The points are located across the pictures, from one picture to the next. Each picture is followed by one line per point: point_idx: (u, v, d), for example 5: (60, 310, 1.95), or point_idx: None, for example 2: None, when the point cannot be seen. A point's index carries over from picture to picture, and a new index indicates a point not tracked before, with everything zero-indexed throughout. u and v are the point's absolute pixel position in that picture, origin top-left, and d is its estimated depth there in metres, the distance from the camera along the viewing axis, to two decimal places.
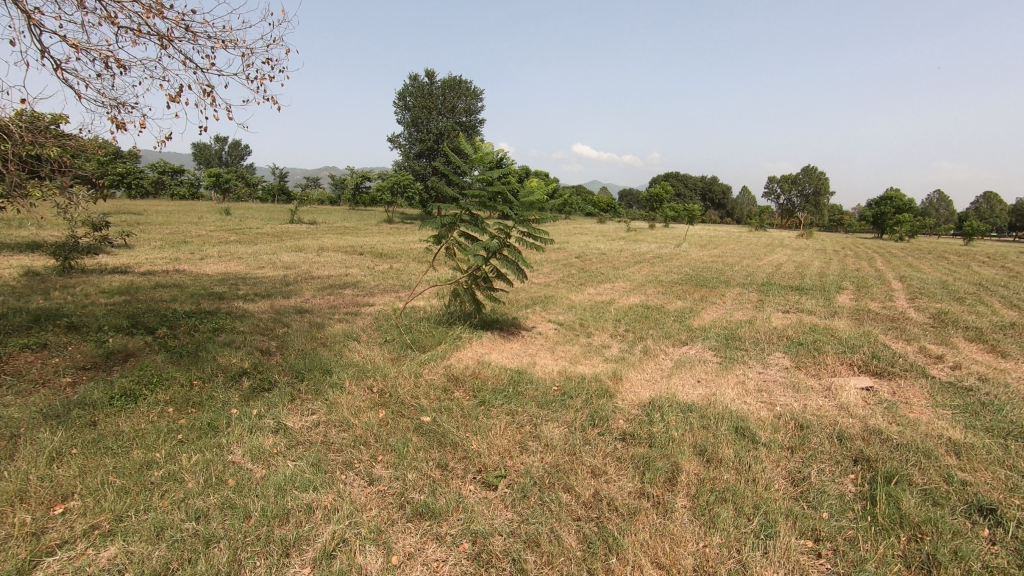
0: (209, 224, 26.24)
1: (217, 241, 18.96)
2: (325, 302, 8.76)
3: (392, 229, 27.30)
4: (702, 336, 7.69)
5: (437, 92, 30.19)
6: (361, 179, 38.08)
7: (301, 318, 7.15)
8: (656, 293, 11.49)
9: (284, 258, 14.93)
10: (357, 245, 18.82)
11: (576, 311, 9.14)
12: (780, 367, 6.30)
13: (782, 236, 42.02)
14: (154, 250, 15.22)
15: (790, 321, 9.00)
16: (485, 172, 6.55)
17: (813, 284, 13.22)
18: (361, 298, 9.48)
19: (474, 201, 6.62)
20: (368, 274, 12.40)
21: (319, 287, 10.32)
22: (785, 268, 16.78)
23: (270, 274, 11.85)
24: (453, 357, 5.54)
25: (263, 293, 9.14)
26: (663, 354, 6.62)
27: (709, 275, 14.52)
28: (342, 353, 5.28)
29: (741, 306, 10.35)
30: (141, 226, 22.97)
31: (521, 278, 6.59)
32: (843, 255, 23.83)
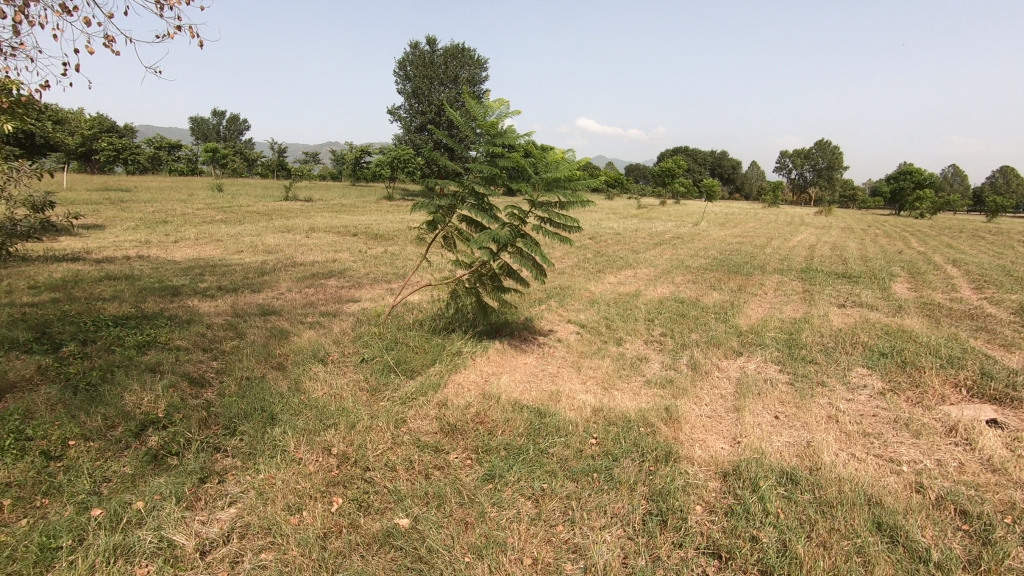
0: (198, 202, 24.78)
1: (201, 220, 17.54)
2: (300, 298, 7.35)
3: (391, 207, 25.77)
4: (755, 342, 6.29)
5: (438, 60, 28.30)
6: (360, 153, 36.39)
7: (263, 323, 5.76)
8: (687, 283, 10.04)
9: (268, 240, 13.49)
10: (350, 225, 17.36)
11: (598, 308, 7.71)
12: (872, 390, 4.90)
13: (798, 213, 40.26)
14: (125, 232, 13.78)
15: (854, 320, 7.56)
16: (493, 139, 5.07)
17: (860, 271, 11.71)
18: (345, 291, 8.06)
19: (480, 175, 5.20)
20: (359, 259, 11.01)
21: (298, 277, 8.91)
22: (819, 250, 15.22)
23: (246, 260, 10.44)
24: (450, 387, 4.16)
25: (229, 285, 7.74)
26: (717, 373, 5.22)
27: (740, 259, 13.05)
28: (299, 384, 3.91)
29: (788, 301, 8.89)
30: (123, 204, 21.55)
31: (541, 278, 5.18)
32: (872, 234, 22.31)
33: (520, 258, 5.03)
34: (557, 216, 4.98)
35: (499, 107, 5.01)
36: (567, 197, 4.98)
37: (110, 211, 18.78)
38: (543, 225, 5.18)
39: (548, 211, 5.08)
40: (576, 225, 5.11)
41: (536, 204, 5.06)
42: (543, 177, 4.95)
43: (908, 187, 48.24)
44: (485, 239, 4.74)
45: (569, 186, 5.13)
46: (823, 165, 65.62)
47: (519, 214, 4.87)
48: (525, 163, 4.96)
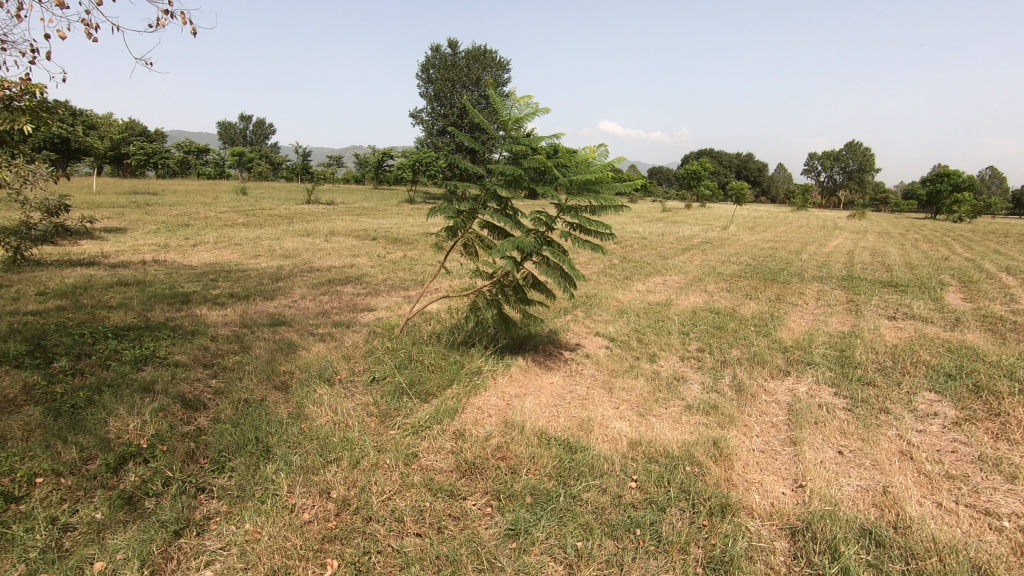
0: (222, 205, 24.96)
1: (222, 224, 17.51)
2: (313, 306, 7.01)
3: (411, 210, 25.61)
4: (803, 359, 5.73)
5: (460, 63, 28.08)
6: (382, 157, 36.41)
7: (272, 334, 5.41)
8: (720, 292, 9.47)
9: (286, 244, 13.30)
10: (371, 229, 17.14)
11: (628, 319, 7.21)
12: (946, 420, 4.32)
13: (830, 217, 38.99)
14: (146, 236, 13.73)
15: (909, 335, 6.92)
16: (518, 138, 4.63)
17: (907, 279, 10.97)
18: (361, 299, 7.71)
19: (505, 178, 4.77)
20: (377, 265, 10.70)
21: (313, 283, 8.59)
22: (858, 257, 14.45)
23: (263, 265, 10.20)
24: (468, 414, 3.73)
25: (242, 292, 7.46)
26: (765, 396, 4.69)
27: (775, 265, 12.41)
28: (301, 409, 3.52)
29: (832, 312, 8.27)
30: (148, 208, 21.78)
31: (569, 291, 4.72)
32: (911, 240, 21.32)
33: (547, 269, 4.60)
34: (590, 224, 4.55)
35: (526, 103, 4.56)
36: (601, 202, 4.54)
37: (134, 215, 18.91)
38: (572, 231, 4.75)
39: (578, 216, 4.65)
40: (609, 233, 4.68)
41: (565, 209, 4.63)
42: (574, 180, 4.53)
43: (945, 190, 46.45)
44: (509, 248, 4.29)
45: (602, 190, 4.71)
46: (855, 167, 63.76)
47: (547, 220, 4.43)
48: (554, 165, 4.53)
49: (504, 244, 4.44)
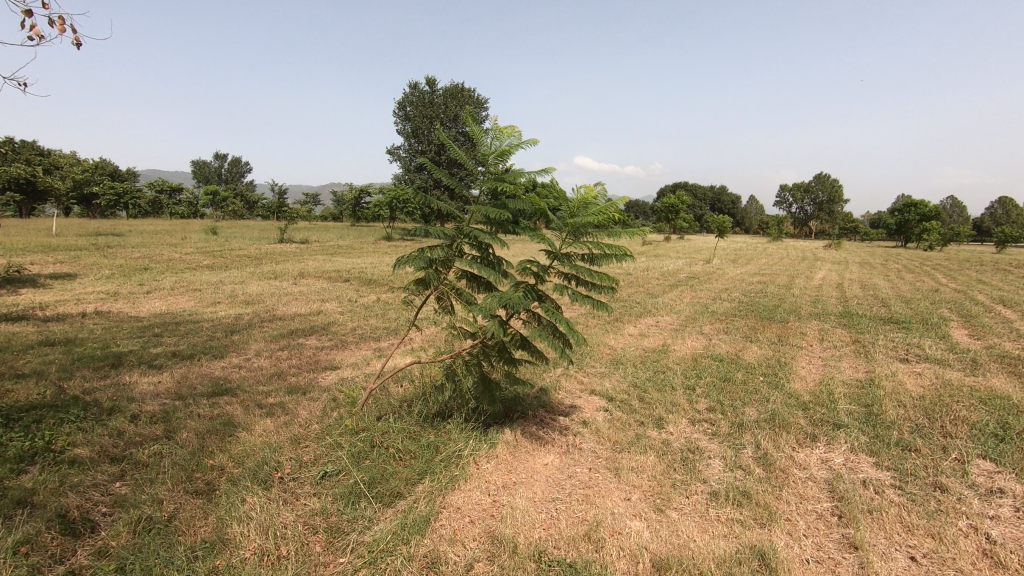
0: (190, 245, 23.89)
1: (184, 267, 16.47)
2: (268, 366, 6.13)
3: (388, 248, 24.85)
4: (828, 418, 5.04)
5: (438, 101, 27.88)
6: (358, 194, 35.79)
7: (209, 409, 4.52)
8: (718, 334, 8.84)
9: (250, 289, 12.35)
10: (343, 269, 16.30)
11: (625, 370, 6.49)
12: (1019, 500, 3.63)
13: (807, 246, 39.31)
14: (95, 282, 12.66)
15: (932, 384, 6.31)
16: (502, 177, 3.96)
17: (906, 315, 10.53)
18: (324, 354, 6.85)
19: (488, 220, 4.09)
20: (348, 311, 9.85)
21: (272, 336, 7.70)
22: (849, 290, 14.08)
23: (220, 315, 9.27)
24: (445, 525, 2.92)
25: (187, 350, 6.54)
26: (798, 473, 3.97)
27: (768, 302, 11.90)
28: (224, 531, 2.67)
29: (841, 356, 7.66)
30: (107, 251, 20.58)
31: (566, 356, 4.02)
32: (893, 270, 21.26)
33: (540, 328, 3.91)
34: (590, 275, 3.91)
35: (510, 134, 3.89)
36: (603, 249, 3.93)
37: (90, 259, 17.73)
38: (567, 283, 4.10)
39: (575, 265, 4.02)
40: (613, 285, 4.06)
41: (559, 258, 3.98)
42: (571, 224, 3.91)
43: (913, 219, 47.52)
44: (497, 307, 3.57)
45: (600, 233, 4.11)
46: (825, 199, 65.28)
47: (540, 272, 3.76)
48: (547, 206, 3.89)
49: (489, 300, 3.73)
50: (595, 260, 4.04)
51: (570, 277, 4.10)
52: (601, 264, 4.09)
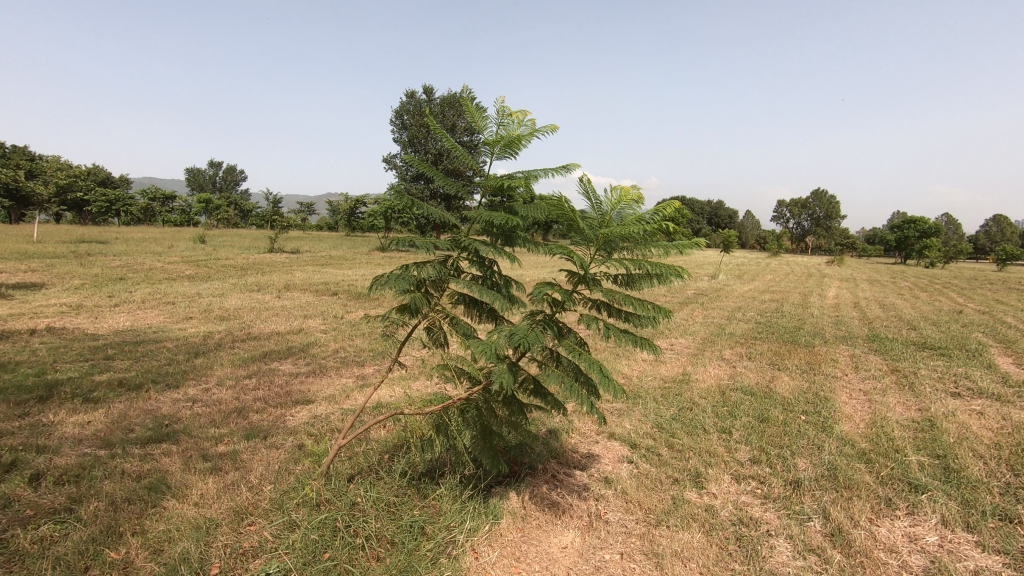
0: (174, 255, 22.93)
1: (163, 277, 15.52)
2: (229, 399, 5.22)
3: (382, 259, 23.97)
4: (900, 476, 4.15)
5: (436, 109, 27.23)
6: (353, 204, 34.98)
7: (140, 462, 3.61)
8: (741, 360, 7.98)
9: (228, 302, 11.42)
10: (332, 282, 15.41)
11: (645, 406, 5.62)
12: None
13: (809, 262, 38.67)
14: (62, 293, 11.71)
15: (1002, 426, 5.44)
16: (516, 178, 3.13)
17: (939, 338, 9.72)
18: (298, 383, 5.94)
19: (490, 227, 3.25)
20: (332, 329, 8.95)
21: (241, 359, 6.77)
22: (868, 310, 13.29)
23: (189, 332, 8.34)
24: None
25: (136, 377, 5.62)
26: (888, 560, 3.08)
27: (787, 323, 11.08)
28: None
29: (884, 388, 6.78)
30: (87, 259, 19.59)
31: (592, 407, 3.14)
32: (904, 288, 20.55)
33: (559, 371, 3.06)
34: (632, 304, 3.04)
35: (521, 120, 3.03)
36: (648, 268, 3.06)
37: (64, 268, 16.71)
38: (597, 312, 3.24)
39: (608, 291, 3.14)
40: (664, 317, 3.16)
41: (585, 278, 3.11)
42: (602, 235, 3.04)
43: (913, 235, 47.07)
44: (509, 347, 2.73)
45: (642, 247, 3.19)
46: (823, 214, 65.02)
47: (566, 300, 2.93)
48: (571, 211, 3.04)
49: (496, 336, 2.88)
50: (635, 284, 3.17)
51: (601, 305, 3.25)
52: (643, 288, 3.22)
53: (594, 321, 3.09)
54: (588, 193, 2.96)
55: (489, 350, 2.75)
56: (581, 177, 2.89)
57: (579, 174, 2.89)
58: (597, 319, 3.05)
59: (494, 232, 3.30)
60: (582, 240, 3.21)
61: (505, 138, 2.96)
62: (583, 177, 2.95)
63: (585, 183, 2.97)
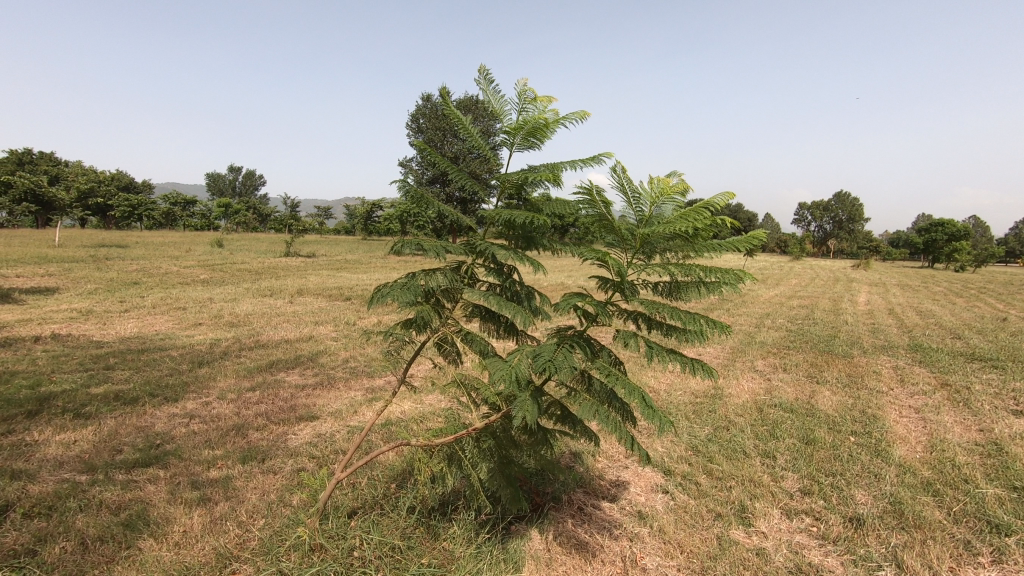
0: (192, 259, 22.96)
1: (178, 281, 15.39)
2: (229, 415, 4.87)
3: (397, 263, 23.75)
4: (976, 513, 3.64)
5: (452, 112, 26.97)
6: (369, 208, 34.93)
7: (122, 491, 3.26)
8: (776, 372, 7.45)
9: (239, 307, 11.16)
10: (346, 286, 15.14)
11: (677, 425, 5.15)
12: None
13: (833, 266, 37.61)
14: (74, 298, 11.57)
15: None
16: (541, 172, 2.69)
17: (988, 349, 9.07)
18: (303, 397, 5.58)
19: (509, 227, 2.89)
20: (343, 336, 8.61)
21: (246, 370, 6.45)
22: (905, 317, 12.60)
23: (196, 340, 8.06)
24: None
25: (134, 390, 5.30)
26: None
27: (820, 330, 10.49)
28: None
29: (937, 405, 6.20)
30: (105, 263, 19.64)
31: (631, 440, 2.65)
32: (939, 293, 19.68)
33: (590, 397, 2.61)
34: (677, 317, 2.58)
35: (546, 106, 2.62)
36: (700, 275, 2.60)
37: (81, 272, 16.69)
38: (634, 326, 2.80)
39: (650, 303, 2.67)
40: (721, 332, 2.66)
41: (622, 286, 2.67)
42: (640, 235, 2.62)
43: (942, 238, 45.63)
44: (536, 372, 2.29)
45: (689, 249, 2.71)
46: (847, 217, 63.54)
47: (601, 314, 2.50)
48: (608, 206, 2.62)
49: (518, 356, 2.44)
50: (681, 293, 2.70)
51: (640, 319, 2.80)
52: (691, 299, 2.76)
53: (633, 337, 2.65)
54: (624, 184, 2.54)
55: (511, 374, 2.31)
56: (617, 165, 2.48)
57: (616, 162, 2.47)
58: (636, 335, 2.60)
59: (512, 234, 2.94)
60: (617, 241, 2.79)
61: (530, 123, 2.56)
62: (619, 166, 2.53)
63: (619, 175, 2.54)
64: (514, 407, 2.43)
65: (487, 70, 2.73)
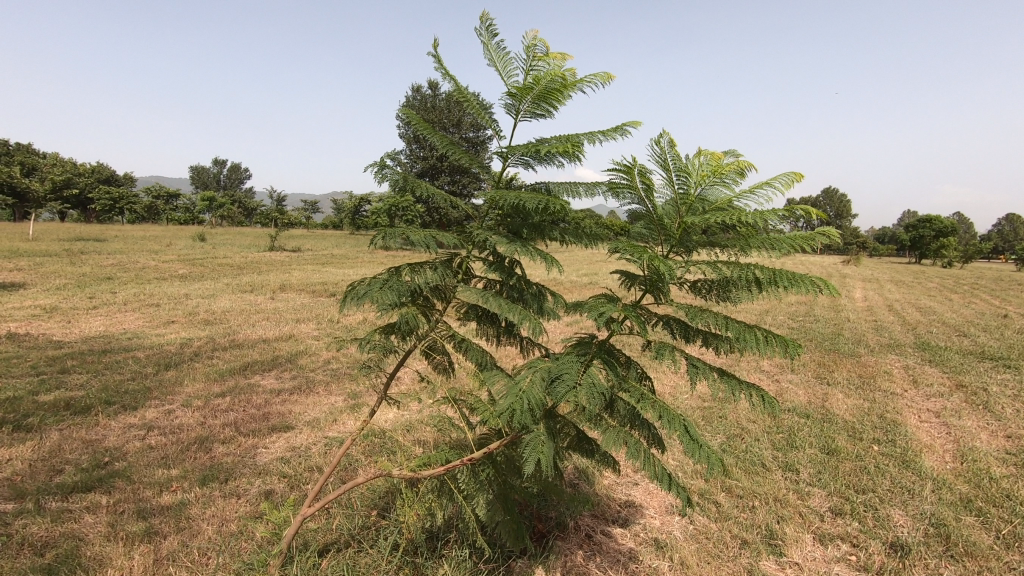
0: (171, 253, 22.17)
1: (154, 277, 14.70)
2: (193, 425, 4.37)
3: (385, 259, 23.17)
4: None
5: (441, 105, 26.31)
6: (356, 203, 34.16)
7: (52, 524, 2.76)
8: (784, 373, 7.07)
9: (216, 304, 10.58)
10: (331, 282, 14.57)
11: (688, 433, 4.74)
12: None
13: (824, 262, 37.57)
14: (39, 294, 10.90)
15: None
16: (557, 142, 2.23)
17: (997, 347, 8.78)
18: (279, 403, 5.09)
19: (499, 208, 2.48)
20: (326, 335, 8.10)
21: (217, 372, 5.93)
22: (906, 314, 12.31)
23: (166, 339, 7.51)
24: None
25: (87, 397, 4.77)
26: None
27: (823, 328, 10.16)
28: None
29: (958, 409, 5.85)
30: (78, 258, 18.83)
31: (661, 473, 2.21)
32: (934, 289, 19.50)
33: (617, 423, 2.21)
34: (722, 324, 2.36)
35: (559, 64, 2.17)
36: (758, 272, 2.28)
37: (51, 267, 15.91)
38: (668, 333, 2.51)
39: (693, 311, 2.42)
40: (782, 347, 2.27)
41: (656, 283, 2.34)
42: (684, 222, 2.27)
43: (930, 234, 45.80)
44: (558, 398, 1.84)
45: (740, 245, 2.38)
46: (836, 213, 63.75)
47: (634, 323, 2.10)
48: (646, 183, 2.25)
49: (530, 376, 2.00)
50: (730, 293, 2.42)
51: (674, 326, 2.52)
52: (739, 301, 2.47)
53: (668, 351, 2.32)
54: (667, 161, 2.20)
55: (525, 400, 1.86)
56: (662, 133, 2.12)
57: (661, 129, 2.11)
58: (672, 347, 2.30)
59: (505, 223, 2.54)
60: (654, 233, 2.44)
61: (539, 83, 2.10)
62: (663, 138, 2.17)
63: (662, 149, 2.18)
64: (526, 440, 1.99)
65: (489, 18, 2.27)
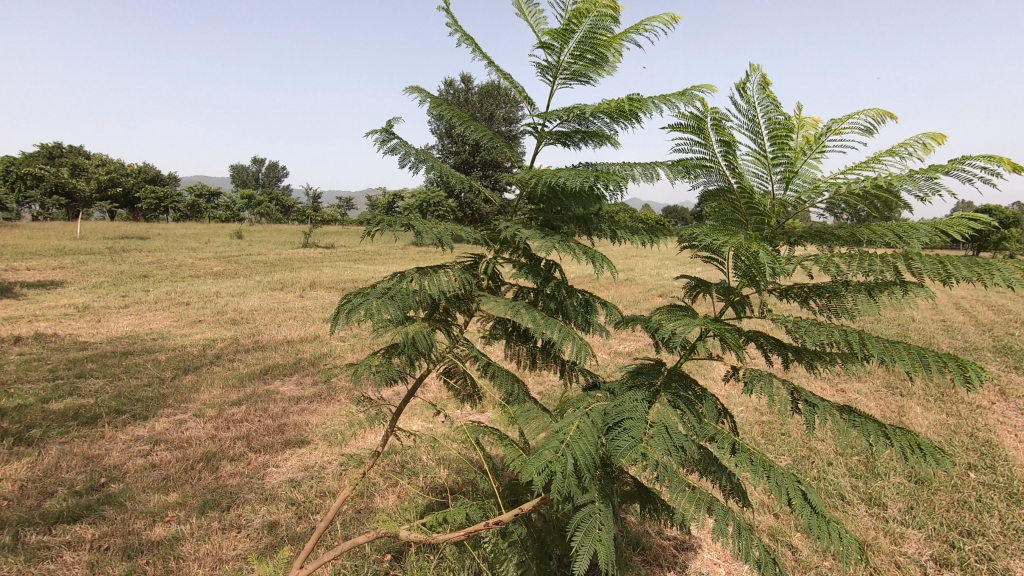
0: (207, 250, 22.41)
1: (188, 274, 14.76)
2: (203, 439, 4.04)
3: (416, 255, 22.92)
4: None
5: (473, 99, 25.89)
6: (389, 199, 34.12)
7: (26, 564, 2.42)
8: (849, 382, 6.36)
9: (245, 303, 10.40)
10: (362, 279, 14.33)
11: None
12: None
13: None
14: (73, 292, 10.93)
15: None
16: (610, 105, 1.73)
17: None
18: (296, 413, 4.74)
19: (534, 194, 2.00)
20: (351, 336, 7.77)
21: (236, 377, 5.63)
22: (977, 314, 11.26)
23: (189, 340, 7.29)
24: None
25: (97, 405, 4.51)
26: None
27: (885, 329, 9.32)
28: None
29: None
30: (118, 256, 19.15)
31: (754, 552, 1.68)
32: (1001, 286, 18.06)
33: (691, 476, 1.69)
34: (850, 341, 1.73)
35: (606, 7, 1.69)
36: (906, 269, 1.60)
37: (91, 265, 16.16)
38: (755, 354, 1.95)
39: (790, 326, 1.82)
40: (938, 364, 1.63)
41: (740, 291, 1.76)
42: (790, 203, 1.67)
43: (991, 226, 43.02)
44: (619, 460, 1.35)
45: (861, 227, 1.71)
46: None
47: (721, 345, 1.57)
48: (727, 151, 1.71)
49: (577, 422, 1.50)
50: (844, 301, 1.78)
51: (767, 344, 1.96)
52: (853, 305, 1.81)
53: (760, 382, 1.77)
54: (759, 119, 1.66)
55: (572, 456, 1.37)
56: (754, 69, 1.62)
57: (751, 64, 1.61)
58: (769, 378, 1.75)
59: (543, 216, 2.05)
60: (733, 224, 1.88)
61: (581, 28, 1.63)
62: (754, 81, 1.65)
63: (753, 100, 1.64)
64: (576, 514, 1.51)
65: None
